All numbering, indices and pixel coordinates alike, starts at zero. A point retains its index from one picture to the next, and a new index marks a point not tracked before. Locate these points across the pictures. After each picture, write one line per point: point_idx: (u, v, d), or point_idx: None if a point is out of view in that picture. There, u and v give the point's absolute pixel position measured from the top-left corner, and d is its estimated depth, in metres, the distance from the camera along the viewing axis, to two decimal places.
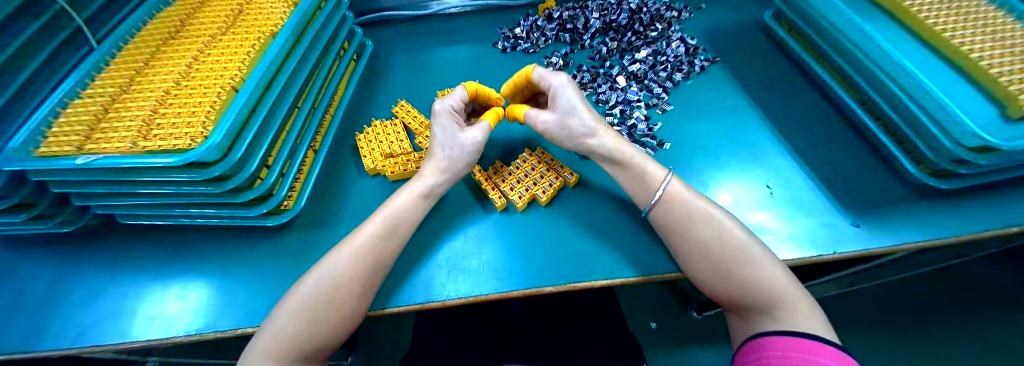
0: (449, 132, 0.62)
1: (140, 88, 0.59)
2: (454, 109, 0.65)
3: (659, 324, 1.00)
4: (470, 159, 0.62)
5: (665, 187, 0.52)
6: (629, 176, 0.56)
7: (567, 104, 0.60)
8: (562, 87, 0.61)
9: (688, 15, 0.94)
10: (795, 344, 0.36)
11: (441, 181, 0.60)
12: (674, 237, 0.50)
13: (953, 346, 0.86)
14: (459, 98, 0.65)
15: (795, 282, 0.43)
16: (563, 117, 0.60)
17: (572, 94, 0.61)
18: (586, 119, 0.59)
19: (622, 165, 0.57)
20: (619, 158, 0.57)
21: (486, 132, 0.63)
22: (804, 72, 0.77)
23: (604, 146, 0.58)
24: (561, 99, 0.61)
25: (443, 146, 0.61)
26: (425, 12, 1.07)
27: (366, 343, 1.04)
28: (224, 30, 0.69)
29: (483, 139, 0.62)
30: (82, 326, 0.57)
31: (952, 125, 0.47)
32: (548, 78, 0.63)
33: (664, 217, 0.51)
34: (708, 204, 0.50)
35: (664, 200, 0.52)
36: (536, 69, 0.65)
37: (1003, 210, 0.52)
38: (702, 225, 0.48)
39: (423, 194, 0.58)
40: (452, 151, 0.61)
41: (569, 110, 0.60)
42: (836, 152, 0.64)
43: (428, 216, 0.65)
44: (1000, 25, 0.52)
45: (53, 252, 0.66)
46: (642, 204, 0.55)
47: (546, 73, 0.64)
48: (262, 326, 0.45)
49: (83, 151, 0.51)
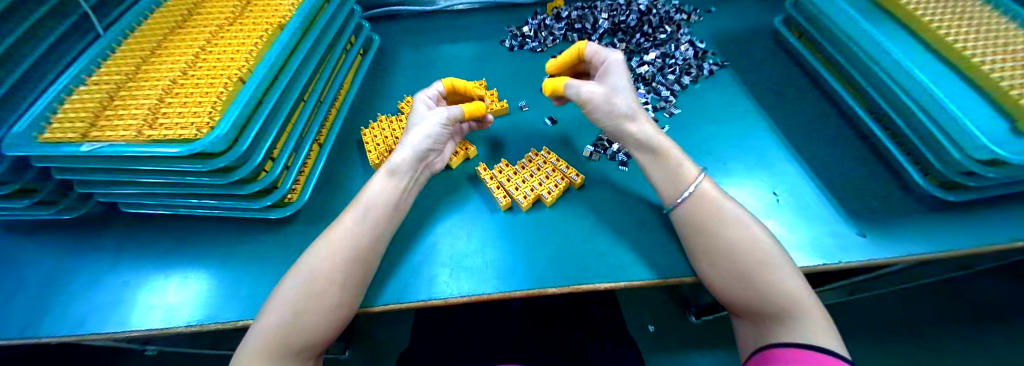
0: (418, 112, 0.64)
1: (147, 76, 0.59)
2: (430, 97, 0.68)
3: (657, 328, 1.00)
4: (434, 134, 0.61)
5: (696, 185, 0.52)
6: (660, 169, 0.56)
7: (619, 83, 0.60)
8: (615, 65, 0.62)
9: (698, 18, 0.93)
10: (812, 358, 0.34)
11: (400, 155, 0.59)
12: (699, 232, 0.50)
13: (952, 358, 0.86)
14: (436, 88, 0.69)
15: (815, 296, 0.42)
16: (610, 93, 0.60)
17: (622, 74, 0.61)
18: (631, 102, 0.59)
19: (658, 155, 0.56)
20: (657, 149, 0.57)
21: (455, 114, 0.64)
22: (812, 79, 0.77)
23: (645, 133, 0.58)
24: (612, 77, 0.61)
25: (411, 126, 0.63)
26: (433, 8, 1.06)
27: (364, 337, 1.04)
28: (231, 20, 0.69)
29: (449, 117, 0.63)
30: (81, 314, 0.57)
31: (963, 138, 0.46)
32: (604, 58, 0.64)
33: (693, 212, 0.51)
34: (738, 209, 0.50)
35: (695, 196, 0.51)
36: (592, 45, 0.66)
37: (1010, 224, 0.51)
38: (726, 228, 0.48)
39: (388, 172, 0.57)
40: (415, 127, 0.61)
41: (616, 87, 0.60)
42: (843, 162, 0.63)
43: (416, 205, 0.66)
44: (1013, 37, 0.51)
45: (54, 238, 0.66)
46: (666, 200, 0.55)
47: (603, 49, 0.65)
48: (257, 320, 0.44)
49: (87, 139, 0.51)
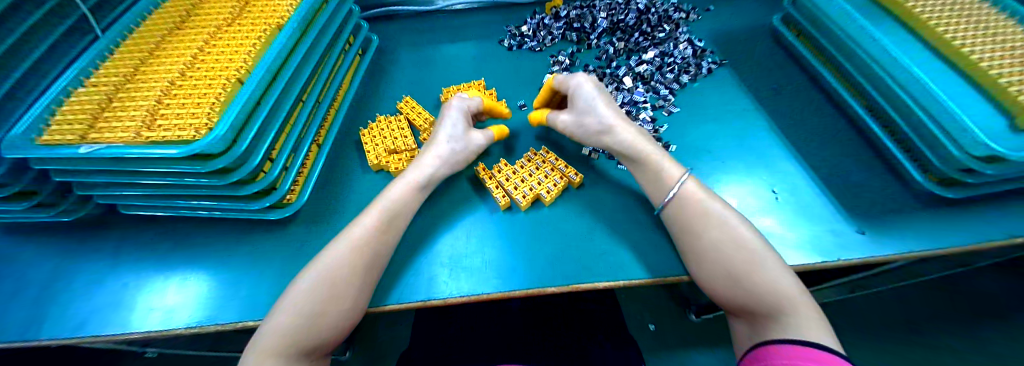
0: (459, 127, 0.65)
1: (145, 78, 0.59)
2: (467, 108, 0.69)
3: (657, 326, 1.00)
4: (469, 158, 0.66)
5: (678, 187, 0.52)
6: (643, 174, 0.57)
7: (584, 103, 0.63)
8: (580, 85, 0.65)
9: (696, 17, 0.93)
10: (808, 355, 0.34)
11: (438, 171, 0.61)
12: (685, 235, 0.50)
13: (952, 355, 0.86)
14: (476, 102, 0.70)
15: (804, 291, 0.42)
16: (580, 117, 0.63)
17: (587, 91, 0.64)
18: (599, 116, 0.61)
19: (639, 162, 0.57)
20: (637, 156, 0.57)
21: (488, 140, 0.69)
22: (811, 76, 0.77)
23: (621, 143, 0.59)
24: (580, 98, 0.64)
25: (450, 139, 0.64)
26: (432, 8, 1.06)
27: (365, 338, 1.04)
28: (229, 21, 0.69)
29: (484, 143, 0.67)
30: (81, 316, 0.57)
31: (961, 135, 0.46)
32: (567, 81, 0.67)
33: (678, 215, 0.52)
34: (725, 208, 0.50)
35: (678, 199, 0.52)
36: (558, 77, 0.70)
37: (1009, 221, 0.51)
38: (710, 228, 0.48)
39: (418, 184, 0.59)
40: (456, 144, 0.63)
41: (586, 108, 0.63)
42: (842, 159, 0.63)
43: (425, 206, 0.66)
44: (1012, 34, 0.51)
45: (54, 241, 0.66)
46: (657, 200, 0.55)
47: (567, 76, 0.68)
48: (263, 323, 0.44)
49: (85, 141, 0.50)
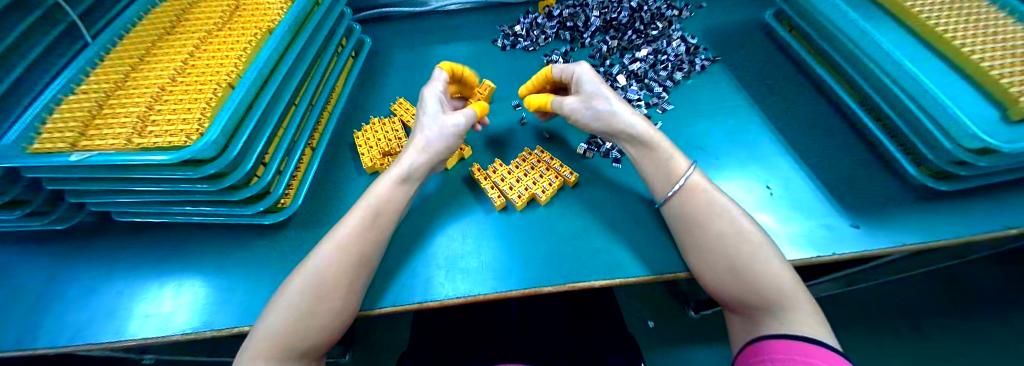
0: (431, 112, 0.63)
1: (136, 84, 0.59)
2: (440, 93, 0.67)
3: (656, 323, 1.00)
4: (450, 143, 0.62)
5: (687, 177, 0.52)
6: (653, 163, 0.57)
7: (592, 88, 0.63)
8: (587, 73, 0.65)
9: (689, 14, 0.93)
10: (802, 349, 0.34)
11: (419, 163, 0.59)
12: (689, 226, 0.50)
13: (948, 346, 0.86)
14: (441, 79, 0.68)
15: (803, 288, 0.42)
16: (589, 100, 0.62)
17: (593, 78, 0.64)
18: (610, 101, 0.60)
19: (650, 147, 0.57)
20: (648, 140, 0.57)
21: (469, 119, 0.64)
22: (803, 71, 0.77)
23: (634, 125, 0.58)
24: (588, 84, 0.63)
25: (425, 128, 0.62)
26: (425, 9, 1.05)
27: (364, 341, 1.03)
28: (220, 25, 0.68)
29: (463, 125, 0.63)
30: (77, 325, 0.57)
31: (953, 127, 0.46)
32: (570, 67, 0.68)
33: (682, 206, 0.52)
34: (729, 204, 0.49)
35: (683, 190, 0.52)
36: (558, 66, 0.71)
37: (1003, 212, 0.52)
38: (714, 222, 0.48)
39: (400, 180, 0.58)
40: (431, 131, 0.61)
41: (594, 93, 0.62)
42: (835, 153, 0.64)
43: (416, 203, 0.66)
44: (1002, 26, 0.52)
45: (48, 248, 0.66)
46: (659, 194, 0.55)
47: (569, 66, 0.69)
48: (254, 327, 0.44)
49: (77, 148, 0.50)
